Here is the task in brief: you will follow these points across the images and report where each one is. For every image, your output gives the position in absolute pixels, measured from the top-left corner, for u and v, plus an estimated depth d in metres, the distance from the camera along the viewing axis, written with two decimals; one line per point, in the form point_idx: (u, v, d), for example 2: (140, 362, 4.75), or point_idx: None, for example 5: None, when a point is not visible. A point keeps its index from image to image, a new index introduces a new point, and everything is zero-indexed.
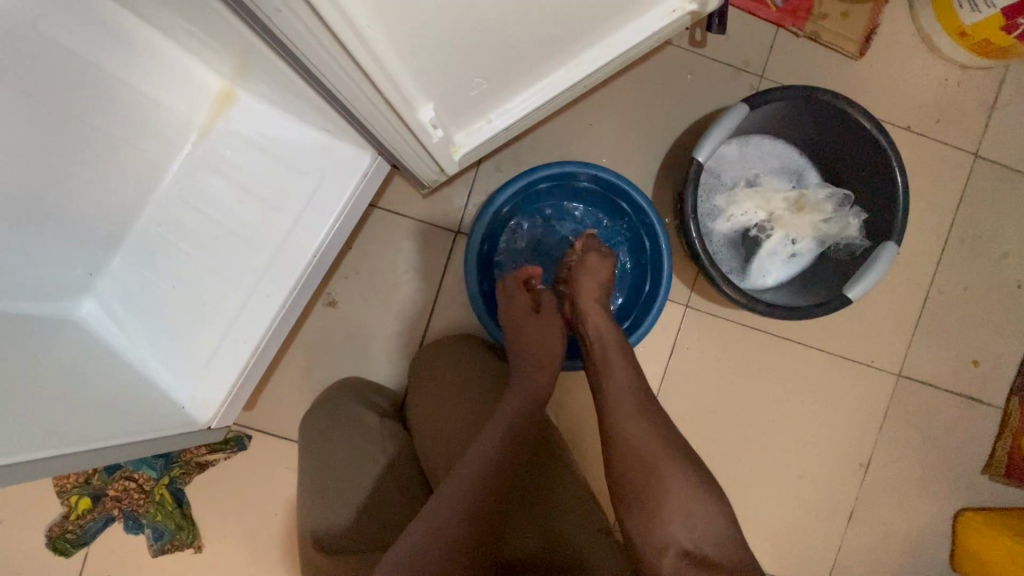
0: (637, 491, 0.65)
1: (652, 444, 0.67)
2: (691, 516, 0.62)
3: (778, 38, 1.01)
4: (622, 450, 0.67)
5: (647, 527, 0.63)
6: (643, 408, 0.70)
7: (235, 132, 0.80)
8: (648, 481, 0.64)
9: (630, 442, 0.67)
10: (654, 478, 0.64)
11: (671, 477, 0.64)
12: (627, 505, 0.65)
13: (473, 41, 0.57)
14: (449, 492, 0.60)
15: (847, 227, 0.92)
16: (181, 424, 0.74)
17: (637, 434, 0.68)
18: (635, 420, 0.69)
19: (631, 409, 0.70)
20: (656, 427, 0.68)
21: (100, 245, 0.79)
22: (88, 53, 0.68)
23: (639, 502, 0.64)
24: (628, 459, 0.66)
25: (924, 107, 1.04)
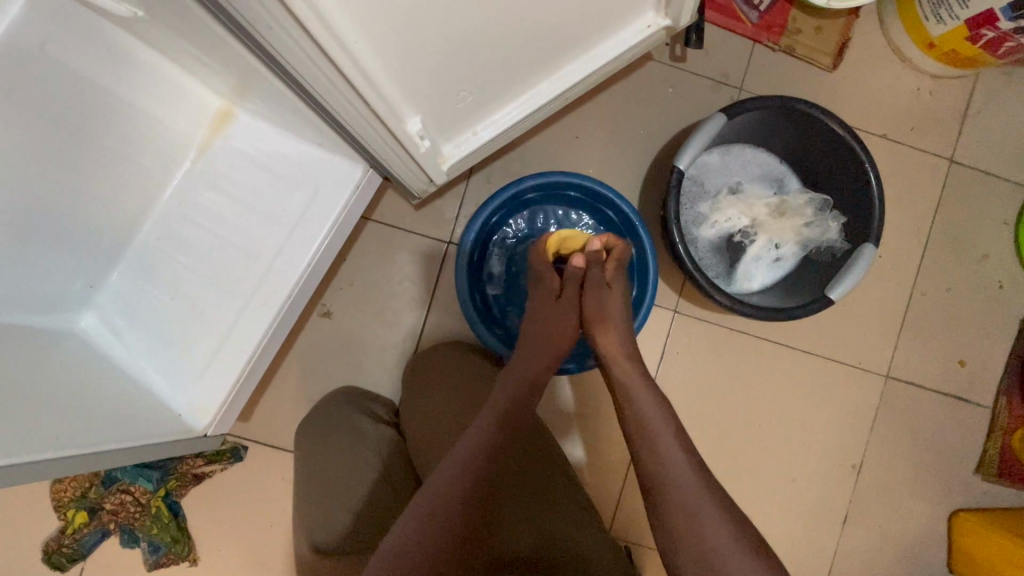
0: (688, 547, 0.57)
1: (703, 499, 0.59)
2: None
3: (755, 52, 1.05)
4: (667, 499, 0.60)
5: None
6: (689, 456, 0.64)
7: (234, 149, 0.83)
8: (697, 536, 0.57)
9: (658, 448, 0.64)
10: (707, 536, 0.56)
11: (726, 538, 0.56)
12: (673, 541, 0.58)
13: (455, 54, 0.60)
14: (451, 463, 0.61)
15: (827, 230, 0.95)
16: (176, 431, 0.75)
17: (674, 464, 0.62)
18: (682, 467, 0.62)
19: (671, 446, 0.64)
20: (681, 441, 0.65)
21: (102, 259, 0.82)
22: (96, 75, 0.70)
23: (680, 511, 0.59)
24: (673, 510, 0.59)
25: (898, 115, 1.08)
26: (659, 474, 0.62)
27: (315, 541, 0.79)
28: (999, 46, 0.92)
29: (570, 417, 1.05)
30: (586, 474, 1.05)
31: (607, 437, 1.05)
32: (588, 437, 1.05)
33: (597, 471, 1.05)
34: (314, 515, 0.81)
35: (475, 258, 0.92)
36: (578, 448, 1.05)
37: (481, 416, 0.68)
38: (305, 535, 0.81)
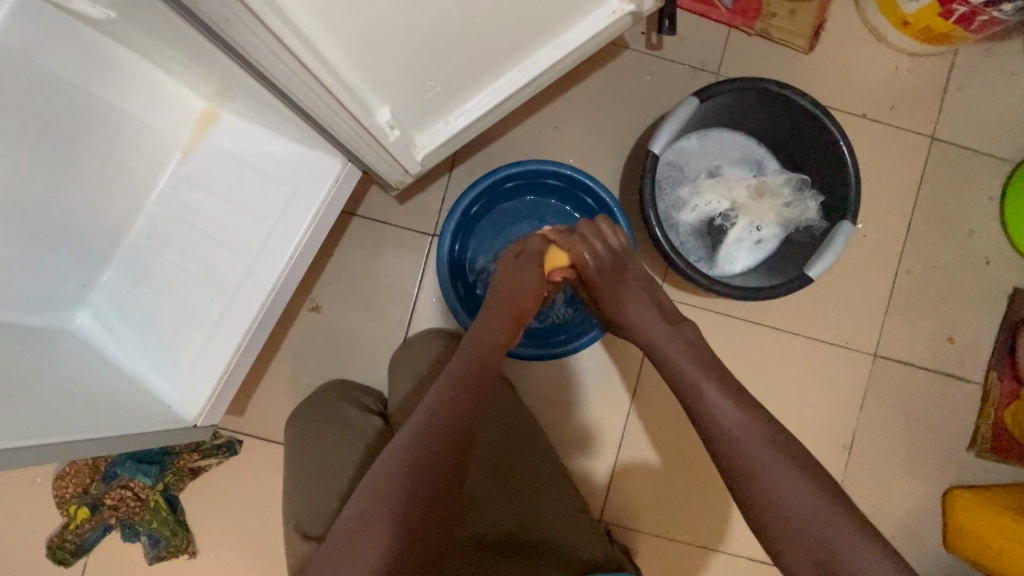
0: (735, 462, 0.63)
1: (730, 409, 0.66)
2: (790, 476, 0.61)
3: (731, 37, 1.06)
4: (707, 422, 0.66)
5: (755, 493, 0.61)
6: (711, 375, 0.69)
7: (217, 149, 0.85)
8: (740, 449, 0.63)
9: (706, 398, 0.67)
10: (748, 447, 0.63)
11: (759, 439, 0.63)
12: (743, 489, 0.62)
13: (419, 44, 0.61)
14: (396, 453, 0.62)
15: (807, 210, 0.96)
16: (167, 422, 0.78)
17: (725, 412, 0.66)
18: (711, 385, 0.68)
19: (697, 374, 0.69)
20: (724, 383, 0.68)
21: (93, 259, 0.84)
22: (80, 80, 0.73)
23: (740, 459, 0.63)
24: (711, 427, 0.66)
25: (878, 94, 1.08)
26: (697, 397, 0.68)
27: (303, 526, 0.80)
28: (971, 21, 0.93)
29: (558, 404, 1.06)
30: (576, 461, 1.06)
31: (595, 424, 1.06)
32: (577, 423, 1.06)
33: (587, 457, 1.05)
34: (303, 502, 0.83)
35: (456, 248, 0.93)
36: (568, 435, 1.06)
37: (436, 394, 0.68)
38: (293, 521, 0.82)
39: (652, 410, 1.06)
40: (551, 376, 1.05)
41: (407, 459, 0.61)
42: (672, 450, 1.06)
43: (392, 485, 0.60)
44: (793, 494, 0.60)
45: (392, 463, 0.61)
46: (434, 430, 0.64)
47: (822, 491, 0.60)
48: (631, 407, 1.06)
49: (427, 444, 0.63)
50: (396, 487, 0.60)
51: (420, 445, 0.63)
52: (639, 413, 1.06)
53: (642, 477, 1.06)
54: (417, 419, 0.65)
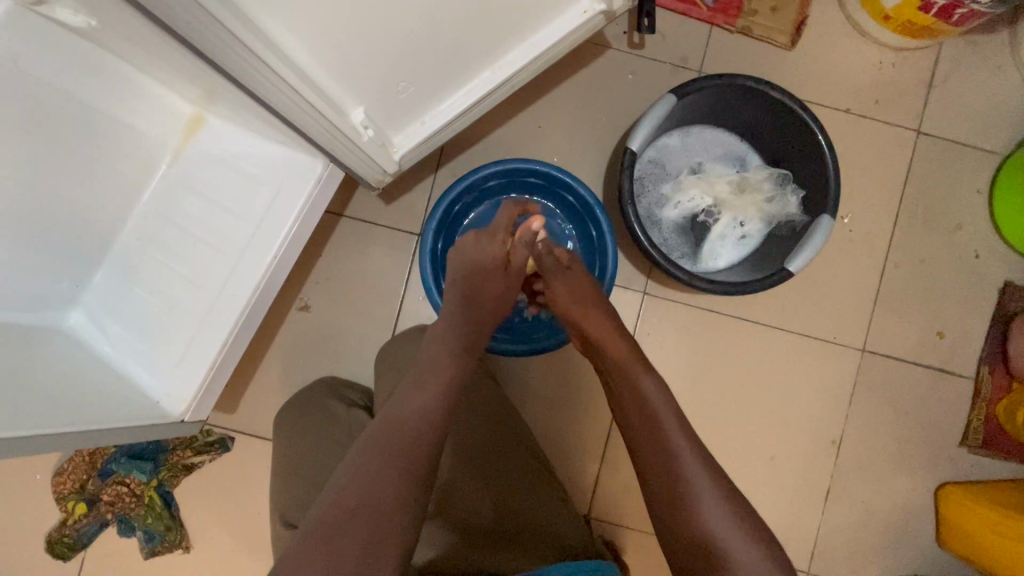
0: (673, 495, 0.63)
1: (682, 446, 0.66)
2: (727, 521, 0.60)
3: (712, 35, 1.07)
4: (653, 455, 0.67)
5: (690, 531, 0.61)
6: (662, 398, 0.71)
7: (205, 152, 0.88)
8: (680, 485, 0.63)
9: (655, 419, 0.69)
10: (681, 469, 0.64)
11: (703, 481, 0.63)
12: (667, 504, 0.64)
13: (386, 46, 0.63)
14: (376, 455, 0.62)
15: (787, 204, 0.96)
16: (155, 416, 0.80)
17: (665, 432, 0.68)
18: (670, 421, 0.69)
19: (651, 394, 0.71)
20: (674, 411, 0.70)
21: (86, 260, 0.87)
22: (70, 87, 0.76)
23: (670, 476, 0.64)
24: (657, 462, 0.66)
25: (862, 89, 1.08)
26: (652, 428, 0.69)
27: (288, 517, 0.81)
28: (950, 13, 0.93)
29: (545, 401, 1.06)
30: (564, 458, 1.06)
31: (582, 420, 1.06)
32: (564, 420, 1.06)
33: (575, 454, 1.06)
34: (288, 494, 0.84)
35: (439, 247, 0.94)
36: (555, 432, 1.06)
37: (414, 400, 0.68)
38: (279, 513, 0.84)
39: None
40: (537, 373, 1.06)
41: (399, 450, 0.63)
42: None
43: (383, 476, 0.60)
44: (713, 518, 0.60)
45: (383, 455, 0.62)
46: (416, 433, 0.65)
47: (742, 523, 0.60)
48: None
49: (409, 445, 0.63)
50: (387, 479, 0.60)
51: (413, 438, 0.64)
52: None
53: (629, 473, 1.06)
54: (413, 414, 0.66)
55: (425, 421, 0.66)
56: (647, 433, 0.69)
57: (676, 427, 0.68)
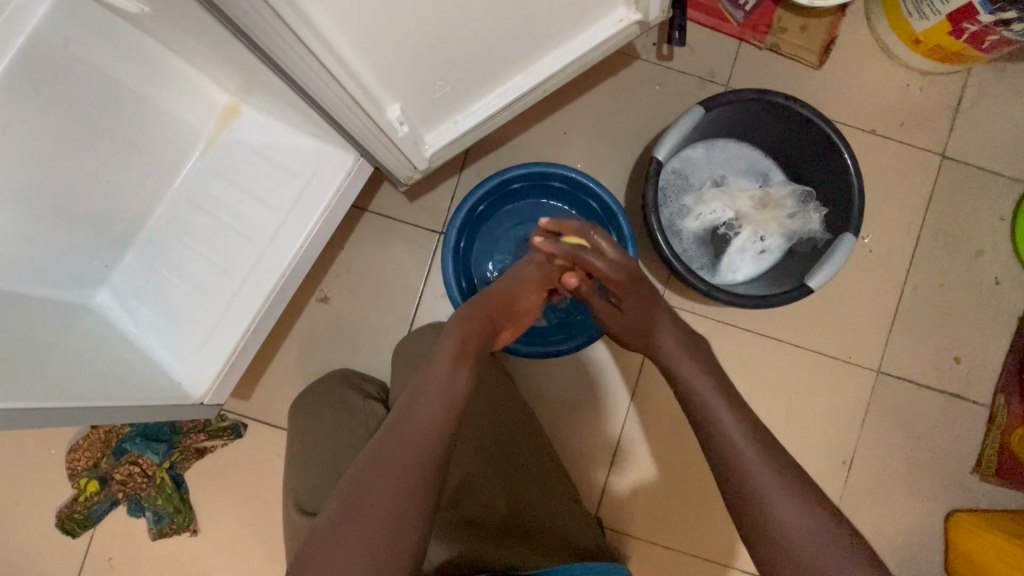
0: (746, 501, 0.59)
1: (743, 436, 0.63)
2: (806, 527, 0.57)
3: (741, 51, 1.08)
4: (721, 458, 0.63)
5: (765, 539, 0.58)
6: (718, 388, 0.68)
7: (239, 141, 0.90)
8: (756, 492, 0.59)
9: (712, 411, 0.66)
10: (746, 463, 0.61)
11: (777, 485, 0.59)
12: (738, 501, 0.60)
13: (429, 45, 0.64)
14: (376, 463, 0.61)
15: (809, 221, 0.96)
16: (176, 397, 0.81)
17: (725, 423, 0.64)
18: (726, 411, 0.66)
19: (707, 384, 0.68)
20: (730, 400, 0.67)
21: (116, 241, 0.89)
22: (115, 72, 0.78)
23: (737, 471, 0.61)
24: (721, 455, 0.63)
25: (888, 111, 1.08)
26: (710, 420, 0.65)
27: (301, 501, 0.82)
28: (982, 40, 0.93)
29: (557, 405, 1.07)
30: (572, 463, 1.06)
31: (593, 426, 1.06)
32: (575, 425, 1.06)
33: (584, 459, 1.06)
34: (300, 481, 0.85)
35: (462, 245, 0.96)
36: (565, 436, 1.06)
37: (420, 403, 0.66)
38: (291, 501, 0.85)
39: (651, 414, 1.06)
40: (550, 376, 1.07)
41: (398, 453, 0.61)
42: (669, 456, 1.06)
43: (380, 483, 0.59)
44: (787, 509, 0.58)
45: (383, 462, 0.61)
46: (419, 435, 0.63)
47: (815, 511, 0.58)
48: (629, 410, 1.06)
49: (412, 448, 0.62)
50: (384, 487, 0.59)
51: (415, 442, 0.62)
52: (636, 417, 1.06)
53: (637, 482, 1.06)
54: (417, 415, 0.64)
55: (429, 422, 0.64)
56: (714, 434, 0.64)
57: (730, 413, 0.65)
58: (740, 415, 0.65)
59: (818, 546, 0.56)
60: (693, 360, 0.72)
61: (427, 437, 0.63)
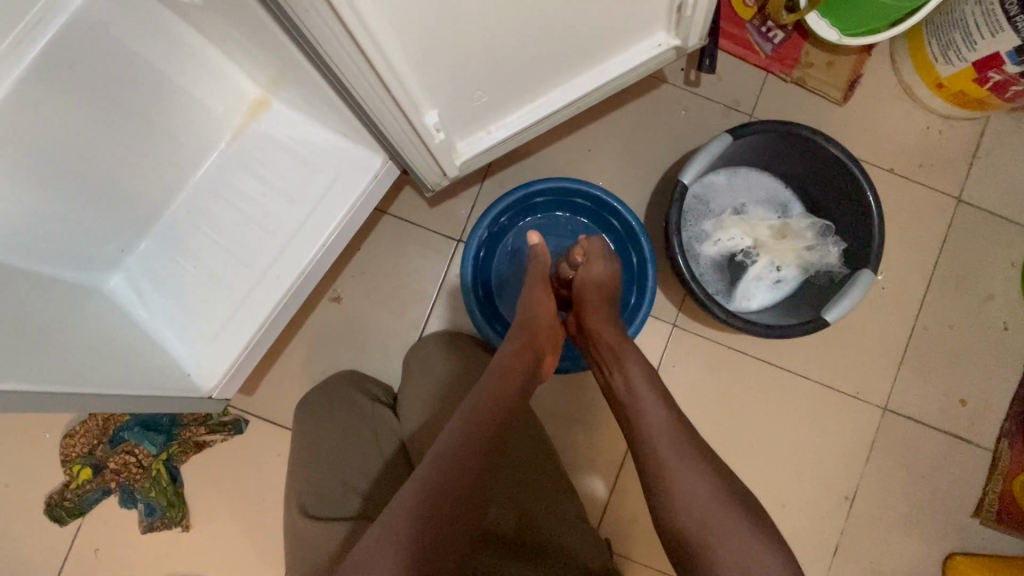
0: (651, 474, 0.63)
1: (661, 424, 0.67)
2: (698, 490, 0.60)
3: (767, 82, 1.09)
4: (639, 436, 0.67)
5: (662, 502, 0.61)
6: (652, 386, 0.71)
7: (266, 134, 0.89)
8: (661, 466, 0.63)
9: (639, 405, 0.70)
10: (659, 449, 0.64)
11: (681, 458, 0.63)
12: (653, 487, 0.63)
13: (475, 55, 0.64)
14: (394, 503, 0.59)
15: (827, 254, 0.97)
16: (185, 388, 0.80)
17: (650, 415, 0.68)
18: (653, 405, 0.69)
19: (639, 380, 0.72)
20: (659, 395, 0.70)
21: (135, 227, 0.88)
22: (151, 57, 0.78)
23: (652, 457, 0.64)
24: (641, 446, 0.66)
25: (907, 152, 1.10)
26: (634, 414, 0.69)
27: (303, 503, 0.81)
28: (1004, 89, 0.95)
29: (562, 421, 1.06)
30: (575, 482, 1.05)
31: (598, 444, 1.06)
32: (579, 442, 1.06)
33: (587, 478, 1.05)
34: (302, 483, 0.84)
35: (479, 253, 0.94)
36: (569, 453, 1.06)
37: (440, 440, 0.65)
38: (292, 502, 0.83)
39: None
40: (559, 392, 1.06)
41: (420, 487, 0.60)
42: None
43: (400, 521, 0.56)
44: (693, 489, 0.60)
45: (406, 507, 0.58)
46: (442, 472, 0.61)
47: (717, 491, 0.60)
48: None
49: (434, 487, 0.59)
50: (404, 523, 0.56)
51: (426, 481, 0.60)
52: None
53: (638, 505, 1.05)
54: (432, 446, 0.64)
55: (445, 459, 0.62)
56: (636, 415, 0.69)
57: (657, 407, 0.69)
58: (665, 408, 0.69)
59: (720, 523, 0.58)
60: (638, 359, 0.74)
61: (443, 465, 0.61)
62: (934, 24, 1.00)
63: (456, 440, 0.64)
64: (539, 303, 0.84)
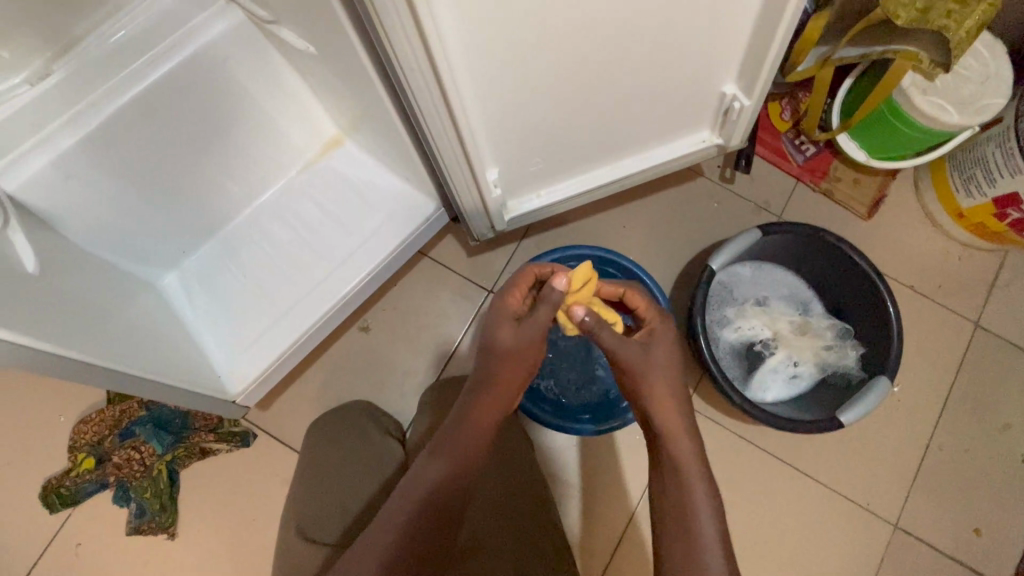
0: (677, 571, 0.56)
1: (706, 523, 0.58)
2: None
3: (797, 189, 1.17)
4: (673, 523, 0.59)
5: None
6: (704, 471, 0.61)
7: (334, 170, 0.98)
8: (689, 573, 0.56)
9: (686, 488, 0.60)
10: (694, 550, 0.56)
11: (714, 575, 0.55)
12: None
13: (541, 127, 0.72)
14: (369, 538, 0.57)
15: (845, 356, 1.00)
16: (214, 390, 0.82)
17: (694, 507, 0.59)
18: (700, 494, 0.59)
19: (692, 460, 0.61)
20: (709, 489, 0.60)
21: (200, 233, 0.95)
22: (255, 90, 0.88)
23: (681, 554, 0.57)
24: (675, 536, 0.58)
25: (927, 272, 1.15)
26: (677, 497, 0.60)
27: (302, 527, 0.81)
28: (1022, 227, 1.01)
29: (565, 485, 1.05)
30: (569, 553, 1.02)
31: (597, 516, 1.03)
32: (580, 510, 1.04)
33: (581, 550, 1.02)
34: (304, 506, 0.85)
35: None
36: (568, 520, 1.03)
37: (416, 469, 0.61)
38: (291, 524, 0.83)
39: None
40: (563, 455, 1.06)
41: (400, 507, 0.58)
42: None
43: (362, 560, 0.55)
44: None
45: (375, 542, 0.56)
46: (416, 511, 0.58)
47: None
48: (636, 509, 1.04)
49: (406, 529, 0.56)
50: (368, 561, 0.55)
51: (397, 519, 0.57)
52: (643, 518, 1.03)
53: None
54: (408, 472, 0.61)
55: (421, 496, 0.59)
56: (669, 491, 0.61)
57: (707, 501, 0.59)
58: (713, 504, 0.59)
59: None
60: (690, 436, 0.63)
61: (409, 517, 0.57)
62: (956, 160, 1.07)
63: (434, 481, 0.60)
64: (524, 333, 0.66)
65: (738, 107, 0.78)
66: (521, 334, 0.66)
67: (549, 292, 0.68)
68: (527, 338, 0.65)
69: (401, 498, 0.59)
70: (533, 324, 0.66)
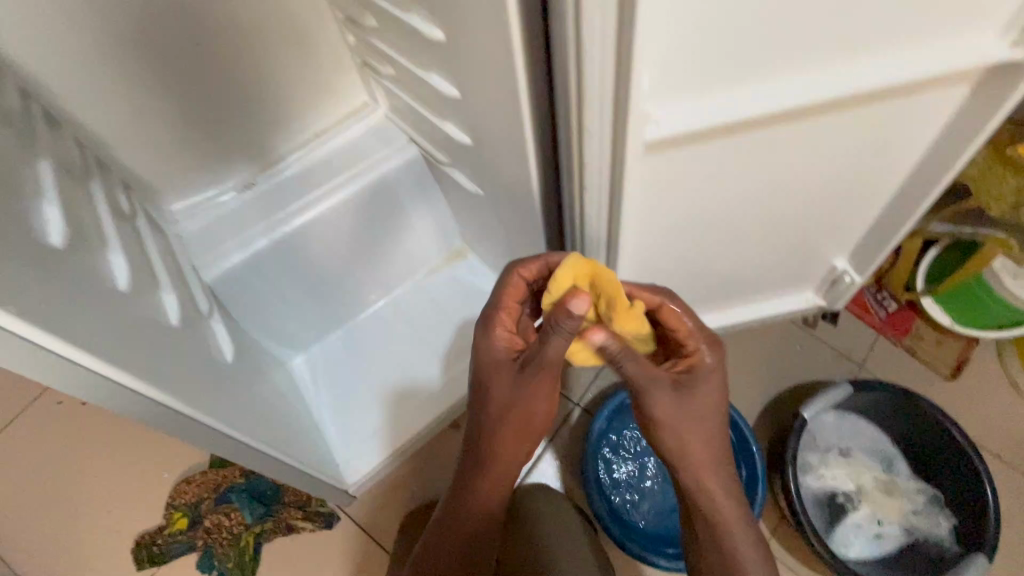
0: None
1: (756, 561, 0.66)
2: None
3: (878, 342, 1.21)
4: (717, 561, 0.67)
5: None
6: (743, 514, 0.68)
7: (458, 279, 1.08)
8: None
9: (729, 534, 0.67)
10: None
11: None
12: None
13: (666, 275, 0.82)
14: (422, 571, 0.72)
15: (936, 525, 1.00)
16: (340, 480, 0.91)
17: (743, 550, 0.66)
18: (744, 535, 0.67)
19: (734, 506, 0.68)
20: (751, 538, 0.67)
21: (332, 322, 1.04)
22: (413, 210, 0.99)
23: None
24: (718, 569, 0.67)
25: (1014, 440, 1.14)
26: (720, 534, 0.68)
27: None
28: None
29: None
30: None
31: None
32: None
33: None
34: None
35: (633, 429, 1.04)
36: None
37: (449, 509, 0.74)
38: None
39: None
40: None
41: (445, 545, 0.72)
42: None
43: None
44: None
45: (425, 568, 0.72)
46: (460, 543, 0.72)
47: None
48: None
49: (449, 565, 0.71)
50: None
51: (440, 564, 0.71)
52: None
53: None
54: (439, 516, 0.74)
55: (455, 537, 0.72)
56: (710, 528, 0.68)
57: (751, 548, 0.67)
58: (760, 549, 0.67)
59: None
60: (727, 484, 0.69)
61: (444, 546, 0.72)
62: None
63: (452, 518, 0.73)
64: (540, 390, 0.64)
65: (847, 280, 0.86)
66: (523, 381, 0.64)
67: (552, 326, 0.58)
68: (528, 381, 0.64)
69: (441, 536, 0.73)
70: (536, 371, 0.62)
